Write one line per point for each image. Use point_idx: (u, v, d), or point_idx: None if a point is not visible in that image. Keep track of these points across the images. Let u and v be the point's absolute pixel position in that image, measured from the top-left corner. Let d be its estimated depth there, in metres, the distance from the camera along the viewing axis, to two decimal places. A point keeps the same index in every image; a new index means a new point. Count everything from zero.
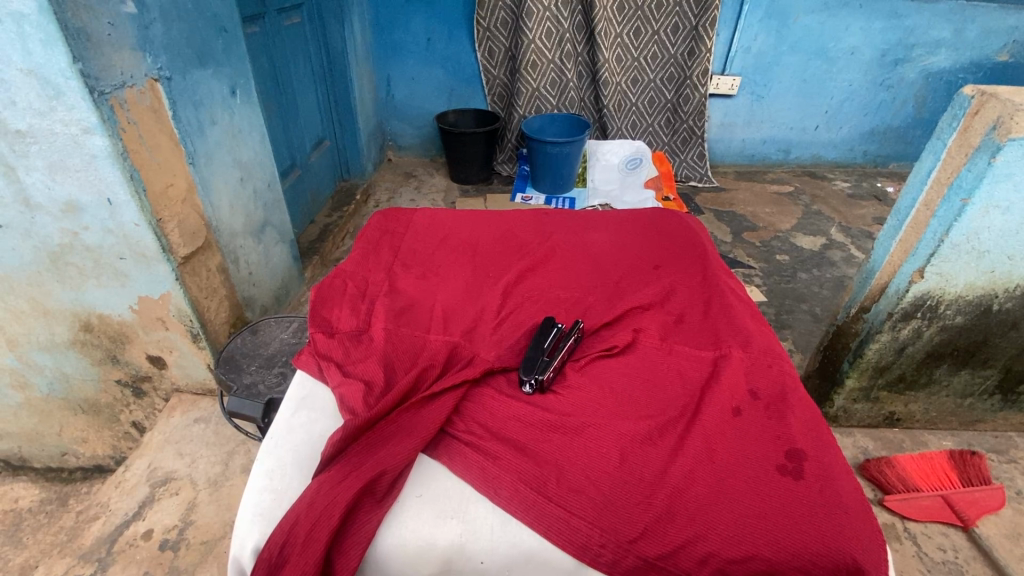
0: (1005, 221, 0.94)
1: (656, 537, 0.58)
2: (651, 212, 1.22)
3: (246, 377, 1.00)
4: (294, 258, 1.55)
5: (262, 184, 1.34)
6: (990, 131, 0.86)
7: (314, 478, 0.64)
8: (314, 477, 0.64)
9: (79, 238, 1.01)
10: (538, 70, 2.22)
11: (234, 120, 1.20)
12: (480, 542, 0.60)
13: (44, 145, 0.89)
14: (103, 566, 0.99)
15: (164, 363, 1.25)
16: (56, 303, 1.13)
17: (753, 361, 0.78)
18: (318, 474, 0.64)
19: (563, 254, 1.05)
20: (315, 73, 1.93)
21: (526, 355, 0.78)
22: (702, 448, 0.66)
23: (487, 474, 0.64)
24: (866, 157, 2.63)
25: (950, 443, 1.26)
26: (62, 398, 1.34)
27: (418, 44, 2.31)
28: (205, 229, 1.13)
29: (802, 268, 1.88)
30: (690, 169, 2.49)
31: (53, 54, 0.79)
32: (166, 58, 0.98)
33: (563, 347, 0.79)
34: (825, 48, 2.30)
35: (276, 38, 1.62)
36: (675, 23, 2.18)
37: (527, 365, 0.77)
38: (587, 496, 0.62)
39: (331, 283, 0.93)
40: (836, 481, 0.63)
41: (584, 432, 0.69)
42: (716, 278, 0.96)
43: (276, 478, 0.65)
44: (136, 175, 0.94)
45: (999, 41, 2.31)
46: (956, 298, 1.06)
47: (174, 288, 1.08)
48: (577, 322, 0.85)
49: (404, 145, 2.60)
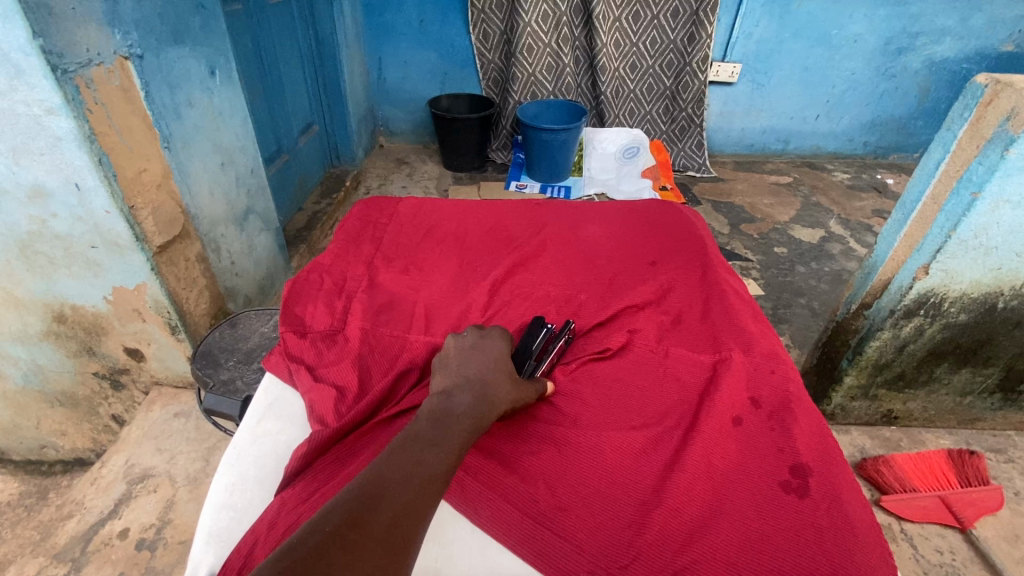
0: (1015, 216, 0.91)
1: (651, 561, 0.55)
2: (649, 203, 1.17)
3: (224, 374, 0.95)
4: (280, 247, 1.51)
5: (244, 170, 1.29)
6: (1005, 121, 0.82)
7: (277, 495, 0.60)
8: (278, 493, 0.61)
9: (48, 226, 0.96)
10: (534, 54, 2.16)
11: (213, 102, 1.15)
12: (456, 566, 0.55)
13: (6, 127, 0.84)
14: (77, 567, 0.95)
15: (143, 355, 1.20)
16: (28, 293, 1.08)
17: (754, 366, 0.75)
18: (282, 490, 0.60)
19: (555, 248, 1.01)
20: (302, 55, 1.86)
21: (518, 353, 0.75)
22: (701, 463, 0.63)
23: (468, 492, 0.61)
24: (866, 148, 2.59)
25: (947, 442, 1.24)
26: (38, 390, 1.29)
27: (411, 25, 2.24)
28: (182, 217, 1.08)
29: (800, 260, 1.85)
30: (688, 159, 2.44)
31: (11, 29, 0.74)
32: (137, 35, 0.92)
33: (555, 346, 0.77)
34: (828, 36, 2.25)
35: (261, 17, 1.55)
36: (675, 8, 2.12)
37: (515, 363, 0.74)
38: (577, 516, 0.59)
39: (309, 276, 0.88)
40: (843, 499, 0.59)
41: (574, 444, 0.66)
42: (716, 275, 0.92)
43: (237, 494, 0.61)
44: (106, 159, 0.89)
45: (1005, 30, 2.26)
46: (960, 295, 1.03)
47: (150, 279, 1.04)
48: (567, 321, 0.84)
49: (396, 131, 2.53)
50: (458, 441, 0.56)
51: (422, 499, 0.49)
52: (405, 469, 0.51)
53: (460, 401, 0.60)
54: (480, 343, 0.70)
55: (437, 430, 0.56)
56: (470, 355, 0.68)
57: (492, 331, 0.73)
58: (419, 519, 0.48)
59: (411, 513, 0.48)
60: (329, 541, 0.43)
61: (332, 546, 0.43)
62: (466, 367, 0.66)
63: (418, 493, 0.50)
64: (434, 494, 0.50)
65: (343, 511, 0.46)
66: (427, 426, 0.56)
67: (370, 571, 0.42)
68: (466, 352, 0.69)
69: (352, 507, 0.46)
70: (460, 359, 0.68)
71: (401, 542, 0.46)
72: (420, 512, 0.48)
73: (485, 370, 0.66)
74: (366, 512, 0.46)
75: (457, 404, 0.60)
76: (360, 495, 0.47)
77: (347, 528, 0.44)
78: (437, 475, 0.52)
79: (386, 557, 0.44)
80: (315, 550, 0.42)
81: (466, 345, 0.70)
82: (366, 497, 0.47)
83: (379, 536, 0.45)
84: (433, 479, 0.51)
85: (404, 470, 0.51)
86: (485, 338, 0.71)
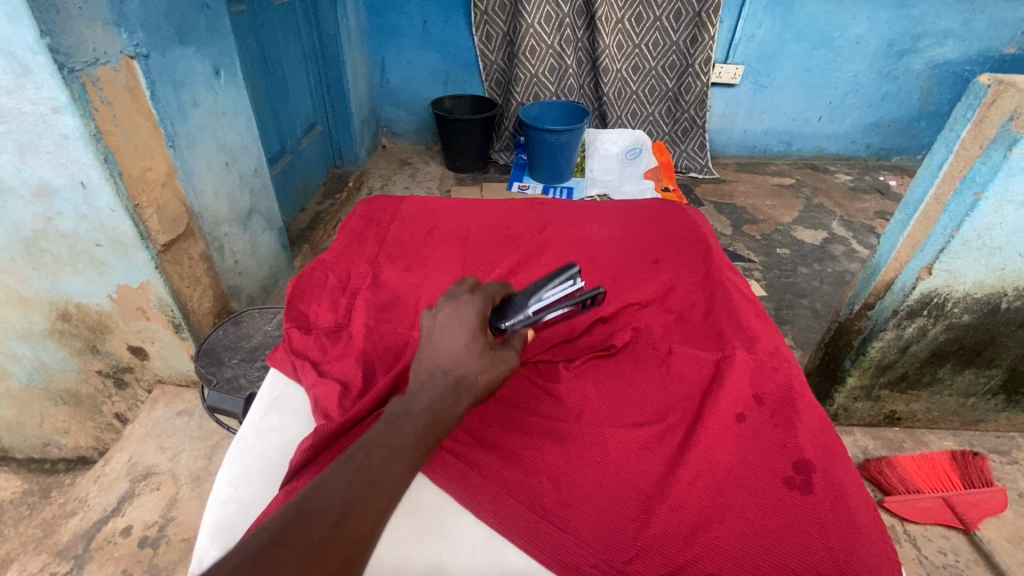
0: (1018, 217, 0.91)
1: (654, 555, 0.55)
2: (651, 202, 1.17)
3: (227, 372, 0.96)
4: (283, 247, 1.51)
5: (248, 170, 1.29)
6: (1008, 122, 0.82)
7: (282, 488, 0.60)
8: (282, 486, 0.61)
9: (53, 224, 0.97)
10: (537, 55, 2.17)
11: (218, 102, 1.15)
12: (461, 559, 0.56)
13: (13, 126, 0.84)
14: (80, 564, 0.95)
15: (146, 354, 1.20)
16: (32, 291, 1.08)
17: (757, 363, 0.75)
18: (287, 483, 0.61)
19: (558, 246, 1.01)
20: (306, 56, 1.87)
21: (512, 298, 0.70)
22: (704, 459, 0.63)
23: (471, 486, 0.61)
24: (868, 150, 2.59)
25: (950, 443, 1.24)
26: (42, 388, 1.30)
27: (414, 27, 2.25)
28: (186, 216, 1.08)
29: (803, 262, 1.85)
30: (690, 160, 2.44)
31: (18, 27, 0.74)
32: (143, 35, 0.93)
33: (556, 308, 0.66)
34: (830, 38, 2.25)
35: (265, 18, 1.56)
36: (678, 9, 2.12)
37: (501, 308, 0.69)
38: (580, 511, 0.59)
39: (313, 274, 0.89)
40: (846, 495, 0.59)
41: (577, 439, 0.66)
42: (719, 273, 0.92)
43: (242, 488, 0.62)
44: (111, 158, 0.89)
45: (1008, 32, 2.26)
46: (963, 296, 1.02)
47: (153, 277, 1.04)
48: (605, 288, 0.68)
49: (399, 132, 2.54)
50: (411, 443, 0.55)
51: (361, 509, 0.50)
52: (346, 478, 0.51)
53: (419, 397, 0.58)
54: (452, 314, 0.64)
55: (389, 432, 0.55)
56: (443, 334, 0.63)
57: (469, 295, 0.67)
58: (357, 529, 0.49)
59: (347, 524, 0.48)
60: (256, 559, 0.44)
61: (258, 564, 0.44)
62: (434, 347, 0.62)
63: (355, 503, 0.50)
64: (376, 503, 0.51)
65: (276, 527, 0.47)
66: (378, 431, 0.56)
67: None
68: (437, 327, 0.64)
69: (285, 522, 0.47)
70: (434, 335, 0.63)
71: (334, 555, 0.46)
72: (358, 522, 0.49)
73: (454, 351, 0.61)
74: (296, 528, 0.47)
75: (417, 401, 0.58)
76: (292, 510, 0.48)
77: (275, 546, 0.45)
78: (378, 480, 0.52)
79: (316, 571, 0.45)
80: (241, 567, 0.43)
81: (439, 318, 0.64)
82: (296, 512, 0.48)
83: (309, 552, 0.45)
84: (376, 486, 0.51)
85: (345, 479, 0.51)
86: (459, 307, 0.65)
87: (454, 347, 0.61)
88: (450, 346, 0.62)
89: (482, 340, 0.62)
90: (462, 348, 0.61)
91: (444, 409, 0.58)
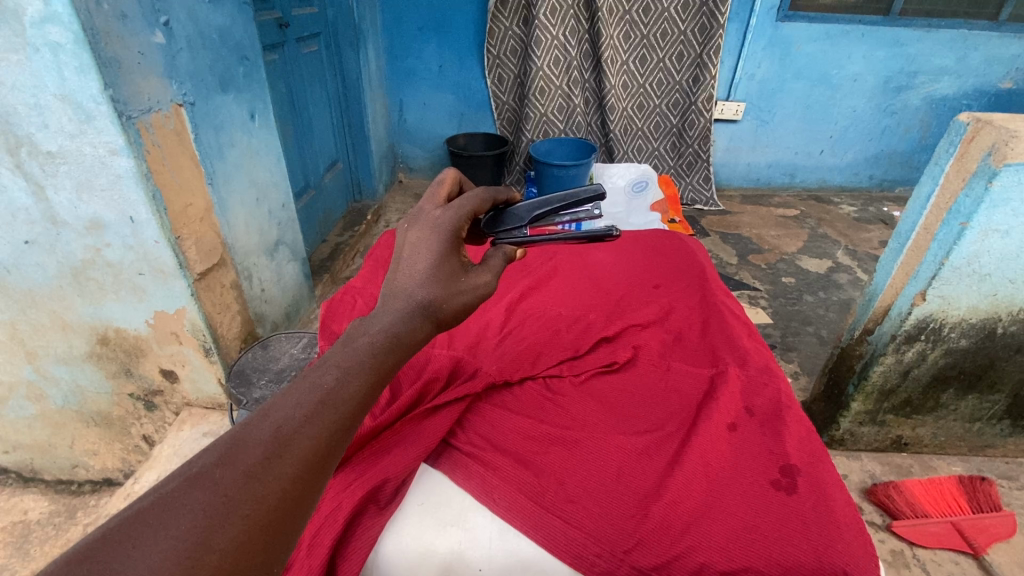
0: (1005, 245, 0.95)
1: (650, 547, 0.61)
2: (654, 233, 1.25)
3: (256, 392, 1.01)
4: (305, 275, 1.59)
5: (276, 205, 1.39)
6: (986, 156, 0.87)
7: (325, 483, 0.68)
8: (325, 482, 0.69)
9: (101, 254, 1.04)
10: (546, 95, 2.29)
11: (253, 143, 1.26)
12: (478, 549, 0.64)
13: (73, 166, 0.92)
14: None
15: (176, 377, 1.25)
16: (76, 317, 1.14)
17: (750, 378, 0.81)
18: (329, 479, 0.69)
19: (565, 273, 1.11)
20: (331, 98, 2.00)
21: (512, 205, 0.81)
22: (699, 464, 0.69)
23: (487, 485, 0.68)
24: (872, 181, 2.66)
25: (959, 469, 1.25)
26: (76, 411, 1.34)
27: (430, 71, 2.40)
28: (221, 247, 1.16)
29: (808, 290, 1.89)
30: (695, 192, 2.52)
31: (86, 81, 0.83)
32: (190, 85, 1.02)
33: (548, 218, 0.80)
34: (829, 75, 2.34)
35: (295, 65, 1.69)
36: (680, 51, 2.25)
37: (499, 214, 0.81)
38: (585, 507, 0.66)
39: (342, 299, 0.98)
40: (830, 496, 0.65)
41: (582, 444, 0.73)
42: (715, 296, 0.99)
43: None
44: (158, 195, 0.96)
45: (1001, 68, 2.35)
46: (959, 321, 1.06)
47: (189, 303, 1.10)
48: (612, 233, 0.81)
49: (414, 167, 2.66)
50: (369, 359, 0.49)
51: (315, 426, 0.44)
52: (299, 396, 0.45)
53: (378, 319, 0.53)
54: (422, 234, 0.59)
55: (346, 350, 0.50)
56: (408, 255, 0.58)
57: (439, 214, 0.62)
58: (311, 449, 0.43)
59: (298, 442, 0.42)
60: (190, 482, 0.38)
61: (194, 487, 0.38)
62: (401, 270, 0.57)
63: (307, 420, 0.44)
64: (331, 421, 0.44)
65: (217, 448, 0.41)
66: (337, 348, 0.50)
67: (235, 500, 0.38)
68: (405, 249, 0.59)
69: (226, 444, 0.41)
70: (401, 258, 0.58)
71: (283, 476, 0.41)
72: (311, 441, 0.43)
73: (421, 275, 0.56)
74: (239, 449, 0.41)
75: (374, 323, 0.52)
76: (233, 434, 0.42)
77: (214, 467, 0.39)
78: (338, 397, 0.46)
79: (264, 491, 0.40)
80: (173, 491, 0.37)
81: (409, 238, 0.60)
82: (238, 435, 0.42)
83: (253, 472, 0.40)
84: (331, 404, 0.45)
85: (298, 397, 0.45)
86: (429, 227, 0.60)
87: (420, 269, 0.56)
88: (416, 270, 0.56)
89: (450, 266, 0.58)
90: (428, 272, 0.56)
91: (405, 332, 0.52)
